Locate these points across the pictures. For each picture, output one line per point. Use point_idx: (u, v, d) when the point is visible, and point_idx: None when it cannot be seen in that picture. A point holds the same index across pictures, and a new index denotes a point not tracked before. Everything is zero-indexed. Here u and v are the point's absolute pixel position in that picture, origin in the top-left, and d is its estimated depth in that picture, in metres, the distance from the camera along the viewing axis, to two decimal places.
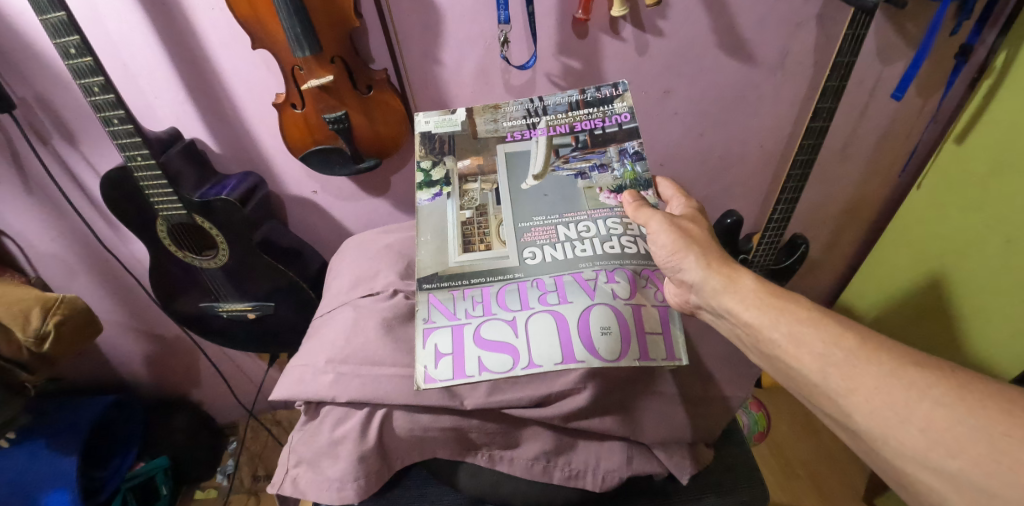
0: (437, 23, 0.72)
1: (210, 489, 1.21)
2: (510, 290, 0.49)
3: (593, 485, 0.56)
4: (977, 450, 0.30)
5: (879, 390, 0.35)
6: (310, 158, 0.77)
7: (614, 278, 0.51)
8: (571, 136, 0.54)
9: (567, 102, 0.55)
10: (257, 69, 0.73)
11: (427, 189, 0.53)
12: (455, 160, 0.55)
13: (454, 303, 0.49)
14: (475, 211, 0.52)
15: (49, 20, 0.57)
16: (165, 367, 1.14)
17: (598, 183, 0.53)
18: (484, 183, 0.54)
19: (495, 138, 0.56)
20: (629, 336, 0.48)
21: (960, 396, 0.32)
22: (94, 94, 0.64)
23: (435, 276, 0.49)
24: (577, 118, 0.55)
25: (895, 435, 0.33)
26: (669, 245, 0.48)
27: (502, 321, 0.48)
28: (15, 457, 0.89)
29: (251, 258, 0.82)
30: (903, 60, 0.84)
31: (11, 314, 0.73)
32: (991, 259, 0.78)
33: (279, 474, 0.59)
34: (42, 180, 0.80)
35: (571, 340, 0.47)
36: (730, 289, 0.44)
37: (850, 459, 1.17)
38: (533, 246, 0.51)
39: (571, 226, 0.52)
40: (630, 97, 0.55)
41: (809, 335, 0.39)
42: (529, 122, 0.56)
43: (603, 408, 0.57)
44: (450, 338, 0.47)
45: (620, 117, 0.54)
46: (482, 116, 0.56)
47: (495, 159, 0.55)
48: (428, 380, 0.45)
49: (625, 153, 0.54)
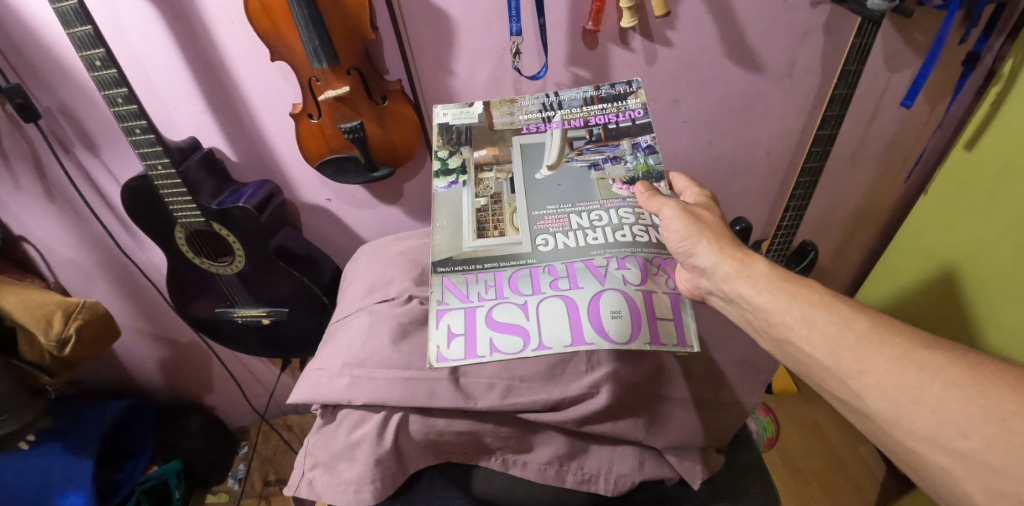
0: (449, 34, 0.73)
1: (222, 493, 1.23)
2: (523, 275, 0.50)
3: (605, 489, 0.57)
4: (987, 429, 0.31)
5: (891, 371, 0.35)
6: (325, 167, 0.78)
7: (625, 265, 0.51)
8: (585, 129, 0.56)
9: (581, 97, 0.57)
10: (275, 80, 0.75)
11: (444, 177, 0.55)
12: (471, 150, 0.56)
13: (468, 287, 0.49)
14: (489, 199, 0.53)
15: (76, 34, 0.59)
16: (178, 371, 1.16)
17: (610, 175, 0.54)
18: (499, 172, 0.55)
19: (511, 130, 0.57)
20: (640, 320, 0.48)
21: (972, 377, 0.33)
22: (118, 105, 0.66)
23: (449, 260, 0.50)
24: (591, 113, 0.56)
25: (905, 415, 0.34)
26: (680, 231, 0.49)
27: (514, 305, 0.48)
28: (33, 459, 0.92)
29: (267, 266, 0.84)
30: (911, 68, 0.84)
31: (34, 319, 0.75)
32: (1004, 265, 0.78)
33: (295, 477, 0.59)
34: (64, 187, 0.83)
35: (581, 323, 0.47)
36: (743, 271, 0.45)
37: (862, 466, 1.16)
38: (546, 233, 0.52)
39: (584, 216, 0.53)
40: (643, 94, 0.56)
41: (822, 318, 0.39)
42: (544, 115, 0.57)
43: (617, 413, 0.57)
44: (462, 319, 0.48)
45: (634, 112, 0.56)
46: (499, 109, 0.58)
47: (511, 150, 0.56)
48: (440, 359, 0.45)
49: (638, 147, 0.55)
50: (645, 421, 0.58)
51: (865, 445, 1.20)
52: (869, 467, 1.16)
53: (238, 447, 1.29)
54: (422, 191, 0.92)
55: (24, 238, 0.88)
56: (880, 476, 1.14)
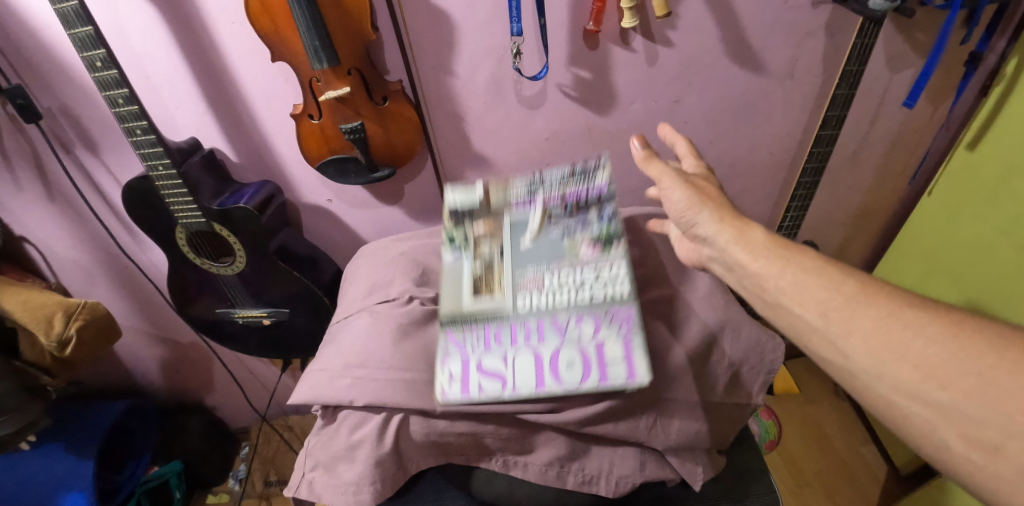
0: (450, 34, 0.73)
1: (223, 493, 1.23)
2: (503, 330, 0.55)
3: (606, 490, 0.57)
4: (966, 382, 0.31)
5: (875, 328, 0.35)
6: (326, 168, 0.78)
7: (583, 321, 0.55)
8: (561, 203, 0.66)
9: (561, 175, 0.70)
10: (276, 81, 0.74)
11: (452, 249, 0.64)
12: (473, 225, 0.66)
13: (465, 339, 0.55)
14: (483, 266, 0.60)
15: (77, 35, 0.59)
16: (179, 372, 1.16)
17: (580, 238, 0.62)
18: (493, 241, 0.63)
19: (505, 207, 0.68)
20: (591, 365, 0.53)
21: (953, 332, 0.33)
22: (119, 106, 0.66)
23: (451, 316, 0.56)
24: (566, 190, 0.68)
25: (888, 369, 0.34)
26: (683, 200, 0.50)
27: (497, 356, 0.54)
28: (35, 459, 0.92)
29: (268, 266, 0.84)
30: (913, 68, 0.84)
31: (34, 319, 0.75)
32: (1007, 259, 0.78)
33: (296, 478, 0.59)
34: (65, 188, 0.83)
35: (545, 373, 0.53)
36: (742, 240, 0.45)
37: (863, 466, 1.16)
38: (526, 292, 0.57)
39: (556, 275, 0.58)
40: (607, 171, 0.70)
41: (812, 281, 0.40)
42: (531, 193, 0.69)
43: (621, 414, 0.56)
44: (460, 365, 0.54)
45: (600, 189, 0.67)
46: (496, 190, 0.70)
47: (502, 224, 0.65)
48: (445, 397, 0.53)
49: (602, 217, 0.64)
50: (647, 422, 0.57)
51: (868, 446, 1.19)
52: (873, 469, 1.15)
53: (238, 447, 1.29)
54: (423, 191, 0.92)
55: (25, 239, 0.88)
56: (882, 476, 1.14)
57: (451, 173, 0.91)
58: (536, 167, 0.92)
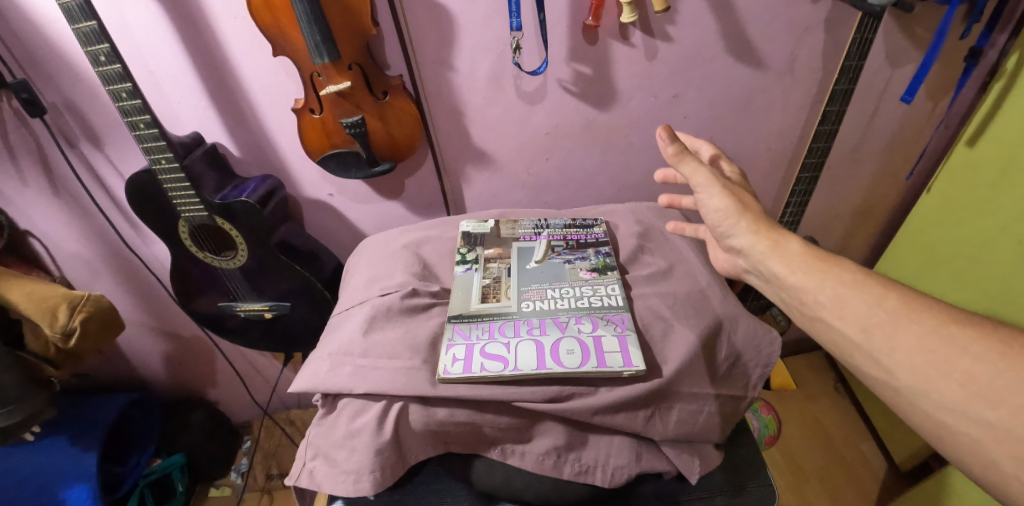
0: (450, 29, 0.74)
1: (225, 487, 1.25)
2: (508, 325, 0.61)
3: (603, 481, 0.54)
4: (1018, 402, 0.32)
5: (922, 347, 0.36)
6: (326, 162, 0.79)
7: (582, 321, 0.61)
8: (563, 240, 0.74)
9: (563, 222, 0.78)
10: (277, 75, 0.75)
11: (462, 264, 0.71)
12: (483, 248, 0.73)
13: (471, 331, 0.61)
14: (492, 280, 0.68)
15: (81, 29, 0.60)
16: (181, 365, 1.17)
17: (579, 266, 0.69)
18: (501, 262, 0.71)
19: (512, 238, 0.76)
20: (590, 353, 0.56)
21: (1003, 352, 0.34)
22: (122, 100, 0.66)
23: (460, 314, 0.63)
24: (568, 231, 0.76)
25: (935, 388, 0.35)
26: (721, 208, 0.50)
27: (500, 343, 0.59)
28: (40, 451, 0.92)
29: (269, 260, 0.85)
30: (912, 64, 0.84)
31: (40, 311, 0.75)
32: (1002, 259, 0.80)
33: (297, 467, 0.57)
34: (69, 182, 0.83)
35: (545, 356, 0.56)
36: (777, 252, 0.46)
37: (862, 464, 1.16)
38: (529, 300, 0.65)
39: (557, 289, 0.66)
40: (605, 225, 0.77)
41: (853, 295, 0.41)
42: (536, 231, 0.77)
43: (627, 405, 0.54)
44: (464, 350, 0.58)
45: (598, 234, 0.75)
46: (505, 225, 0.78)
47: (510, 250, 0.73)
48: (445, 372, 0.55)
49: (599, 252, 0.71)
50: (646, 413, 0.54)
51: (867, 443, 1.20)
52: (872, 465, 1.16)
53: (240, 441, 1.31)
54: (423, 187, 0.93)
55: (29, 233, 0.89)
56: (882, 473, 1.14)
57: (451, 169, 0.92)
58: (536, 162, 0.93)
